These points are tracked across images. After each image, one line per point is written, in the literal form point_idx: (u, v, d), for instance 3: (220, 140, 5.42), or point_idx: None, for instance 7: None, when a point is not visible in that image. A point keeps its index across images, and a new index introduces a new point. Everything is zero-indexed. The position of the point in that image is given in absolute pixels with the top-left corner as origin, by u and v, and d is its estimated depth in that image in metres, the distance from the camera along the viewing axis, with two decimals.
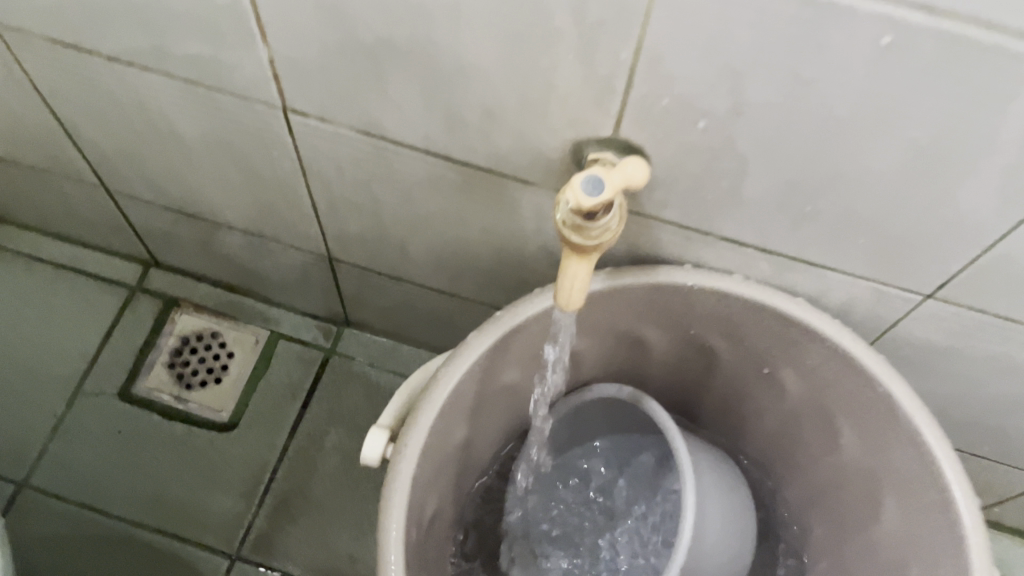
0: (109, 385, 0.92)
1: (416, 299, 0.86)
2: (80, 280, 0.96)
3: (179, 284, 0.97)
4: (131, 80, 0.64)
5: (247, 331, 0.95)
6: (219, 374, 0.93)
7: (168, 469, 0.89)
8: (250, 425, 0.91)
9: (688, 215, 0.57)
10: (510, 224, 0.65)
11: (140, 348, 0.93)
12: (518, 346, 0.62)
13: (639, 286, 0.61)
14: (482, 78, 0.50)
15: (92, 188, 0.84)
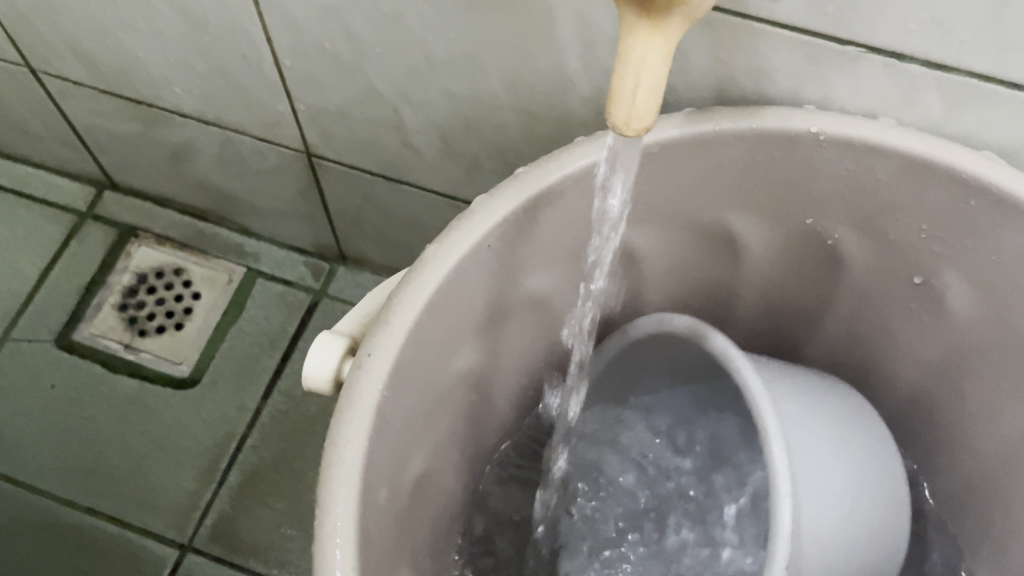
0: (46, 331, 0.74)
1: (423, 216, 0.66)
2: (23, 206, 0.79)
3: (139, 210, 0.79)
4: None
5: (218, 268, 0.76)
6: (180, 319, 0.74)
7: (110, 434, 0.70)
8: (214, 382, 0.72)
9: (818, 9, 0.36)
10: (542, 60, 0.45)
11: (86, 286, 0.75)
12: (552, 230, 0.42)
13: (735, 135, 0.40)
14: None
15: (17, 74, 0.67)
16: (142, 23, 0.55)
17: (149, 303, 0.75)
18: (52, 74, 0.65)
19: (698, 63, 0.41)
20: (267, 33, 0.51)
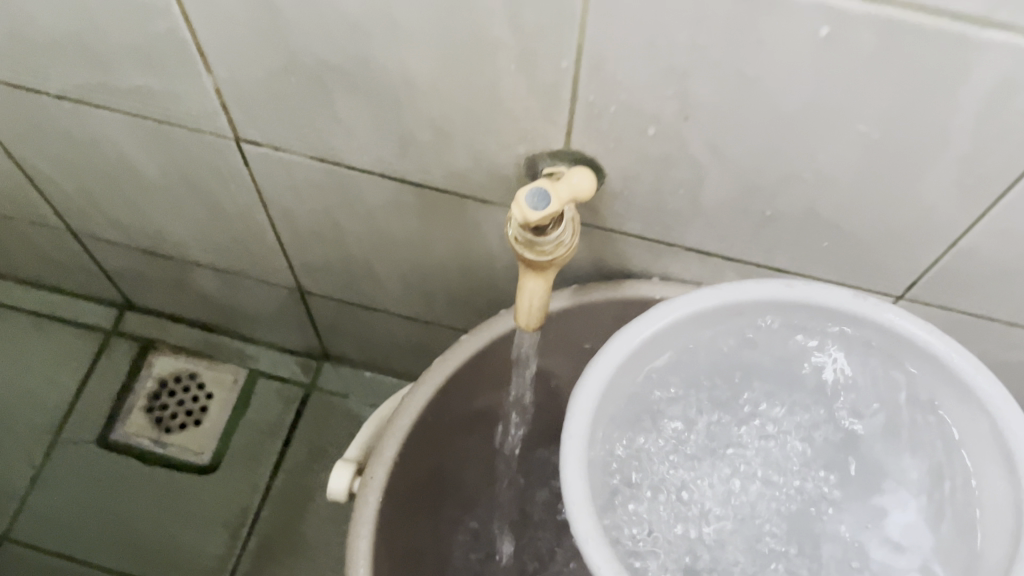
0: (86, 433, 0.90)
1: (391, 327, 0.84)
2: (57, 326, 0.95)
3: (156, 325, 0.96)
4: (82, 116, 0.62)
5: (225, 370, 0.94)
6: (199, 417, 0.91)
7: (148, 513, 0.87)
8: (231, 464, 0.89)
9: (650, 227, 0.56)
10: (476, 245, 0.64)
11: (117, 392, 0.92)
12: (486, 370, 0.60)
13: (604, 301, 0.59)
14: (426, 96, 0.49)
15: (58, 230, 0.83)
16: (172, 207, 0.72)
17: (172, 404, 0.92)
18: (88, 231, 0.82)
19: (581, 252, 0.60)
20: (272, 216, 0.69)
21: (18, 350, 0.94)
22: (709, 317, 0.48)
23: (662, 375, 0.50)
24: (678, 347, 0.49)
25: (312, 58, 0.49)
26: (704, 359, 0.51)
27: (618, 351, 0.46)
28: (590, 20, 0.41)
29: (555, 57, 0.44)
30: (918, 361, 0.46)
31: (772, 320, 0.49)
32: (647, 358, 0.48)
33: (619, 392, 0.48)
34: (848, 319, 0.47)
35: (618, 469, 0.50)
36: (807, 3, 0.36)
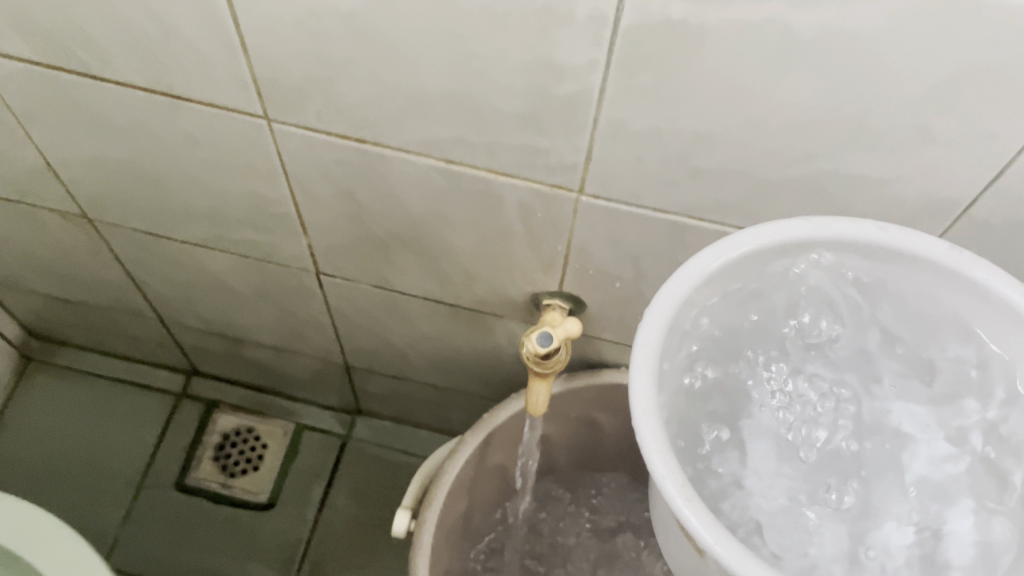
0: (165, 479, 1.10)
1: (416, 392, 1.05)
2: (137, 392, 1.16)
3: (218, 388, 1.17)
4: (196, 254, 0.83)
5: (277, 424, 1.15)
6: (257, 463, 1.12)
7: (220, 544, 1.07)
8: (284, 503, 1.10)
9: (618, 337, 0.78)
10: (490, 343, 0.86)
11: (189, 445, 1.13)
12: (502, 437, 0.81)
13: (588, 385, 0.81)
14: (464, 256, 0.71)
15: (146, 322, 1.03)
16: (250, 310, 0.92)
17: (234, 454, 1.13)
18: (172, 323, 1.02)
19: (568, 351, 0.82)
20: (332, 318, 0.90)
21: (105, 412, 1.14)
22: (800, 245, 0.49)
23: (736, 299, 0.52)
24: (758, 275, 0.51)
25: (383, 232, 0.70)
26: (780, 285, 0.52)
27: (701, 266, 0.47)
28: (578, 227, 0.63)
29: (554, 243, 0.66)
30: (978, 306, 0.48)
31: (849, 259, 0.50)
32: (724, 282, 0.49)
33: (694, 311, 0.49)
34: (932, 266, 0.48)
35: (682, 388, 0.51)
36: (713, 229, 0.59)
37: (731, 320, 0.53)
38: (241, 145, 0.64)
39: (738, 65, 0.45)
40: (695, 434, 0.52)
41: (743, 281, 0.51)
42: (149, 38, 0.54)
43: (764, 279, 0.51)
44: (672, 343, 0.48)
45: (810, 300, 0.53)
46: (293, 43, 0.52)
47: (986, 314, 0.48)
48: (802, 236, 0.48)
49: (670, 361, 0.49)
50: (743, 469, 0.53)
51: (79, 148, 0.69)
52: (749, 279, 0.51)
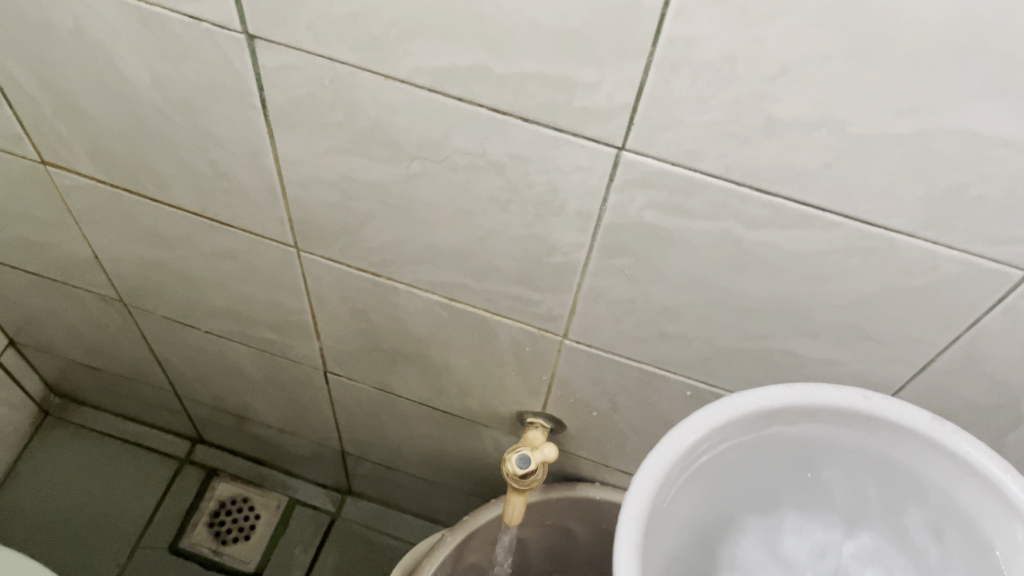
0: (160, 541, 1.16)
1: (405, 481, 1.11)
2: (144, 455, 1.23)
3: (220, 457, 1.24)
4: (217, 343, 0.90)
5: (271, 497, 1.21)
6: (248, 533, 1.18)
7: None
8: (270, 573, 1.15)
9: (594, 456, 0.84)
10: (477, 447, 0.92)
11: (186, 509, 1.19)
12: (478, 538, 0.87)
13: (563, 497, 0.86)
14: (458, 373, 0.78)
15: (160, 392, 1.11)
16: (260, 393, 1.00)
17: (228, 521, 1.19)
18: (185, 396, 1.09)
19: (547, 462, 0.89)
20: (335, 409, 0.97)
21: (112, 471, 1.21)
22: (782, 415, 0.50)
23: (721, 469, 0.52)
24: (747, 443, 0.51)
25: (388, 345, 0.78)
26: (776, 445, 0.52)
27: (684, 437, 0.48)
28: (563, 363, 0.70)
29: (540, 372, 0.73)
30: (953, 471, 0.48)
31: (829, 429, 0.51)
32: (715, 443, 0.49)
33: (679, 484, 0.49)
34: (919, 439, 0.48)
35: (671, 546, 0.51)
36: (681, 380, 0.67)
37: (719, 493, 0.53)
38: (270, 265, 0.72)
39: (700, 262, 0.53)
40: None
41: (734, 446, 0.51)
42: (203, 177, 0.63)
43: (752, 449, 0.52)
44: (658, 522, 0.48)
45: (803, 473, 0.54)
46: (327, 196, 0.60)
47: (969, 483, 0.48)
48: (782, 405, 0.49)
49: (656, 540, 0.49)
50: None
51: (127, 249, 0.78)
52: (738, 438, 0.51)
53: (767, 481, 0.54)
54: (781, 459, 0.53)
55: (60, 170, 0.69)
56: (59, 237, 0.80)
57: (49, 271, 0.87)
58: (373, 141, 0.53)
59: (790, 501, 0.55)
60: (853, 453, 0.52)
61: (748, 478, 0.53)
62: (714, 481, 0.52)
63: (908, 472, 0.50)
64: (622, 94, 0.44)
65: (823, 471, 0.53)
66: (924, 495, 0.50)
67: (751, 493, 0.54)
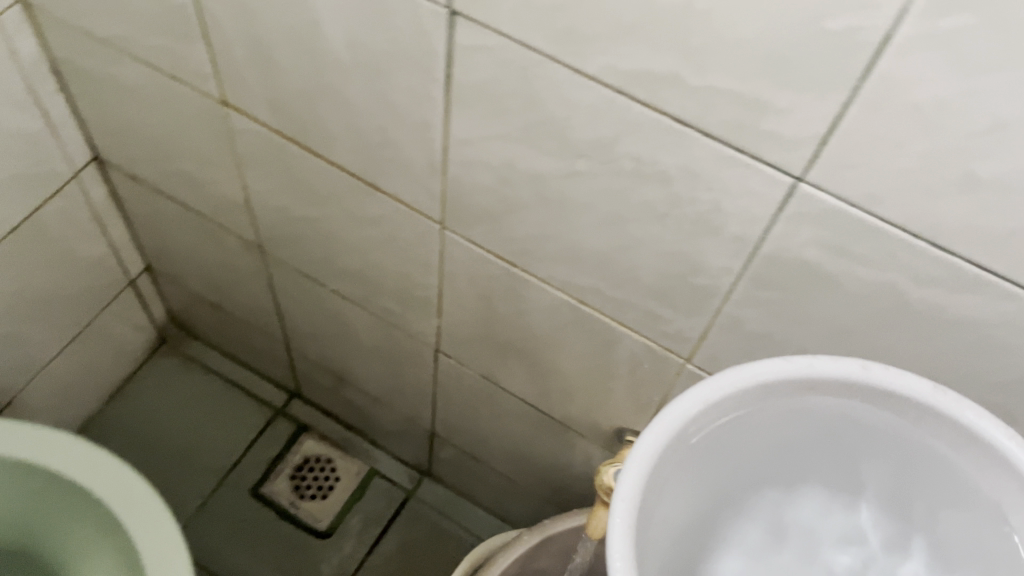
0: (243, 482, 1.20)
1: (485, 474, 1.12)
2: (243, 397, 1.28)
3: (313, 414, 1.27)
4: (339, 304, 0.93)
5: (353, 463, 1.24)
6: (326, 493, 1.21)
7: (273, 555, 1.15)
8: (339, 536, 1.18)
9: None
10: (567, 455, 0.92)
11: (273, 458, 1.23)
12: (553, 545, 0.87)
13: None
14: (568, 377, 0.78)
15: (270, 341, 1.15)
16: (365, 360, 1.02)
17: (309, 478, 1.22)
18: (293, 349, 1.13)
19: None
20: (434, 390, 0.98)
21: (211, 407, 1.26)
22: (777, 387, 0.47)
23: (714, 450, 0.49)
24: (738, 422, 0.49)
25: (505, 336, 0.79)
26: (767, 425, 0.50)
27: (676, 415, 0.45)
28: (678, 385, 0.69)
29: (652, 392, 0.72)
30: (959, 439, 0.46)
31: (826, 407, 0.48)
32: (704, 423, 0.47)
33: (671, 468, 0.47)
34: (931, 416, 0.46)
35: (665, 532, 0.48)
36: None
37: (707, 482, 0.50)
38: (411, 236, 0.74)
39: (853, 309, 0.52)
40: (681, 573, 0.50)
41: (725, 424, 0.48)
42: (368, 140, 0.65)
43: (723, 444, 0.49)
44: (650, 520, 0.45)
45: (799, 454, 0.51)
46: (483, 179, 0.61)
47: (974, 452, 0.46)
48: (779, 376, 0.46)
49: (647, 532, 0.46)
50: None
51: (277, 198, 0.81)
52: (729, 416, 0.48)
53: (758, 464, 0.51)
54: (768, 441, 0.50)
55: (235, 112, 0.73)
56: (216, 176, 0.85)
57: (199, 207, 0.92)
58: (544, 132, 0.54)
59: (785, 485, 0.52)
60: (847, 426, 0.49)
61: (736, 461, 0.51)
62: (705, 463, 0.49)
63: (913, 448, 0.48)
64: (815, 124, 0.43)
65: (812, 446, 0.51)
66: (934, 471, 0.48)
67: (746, 475, 0.51)
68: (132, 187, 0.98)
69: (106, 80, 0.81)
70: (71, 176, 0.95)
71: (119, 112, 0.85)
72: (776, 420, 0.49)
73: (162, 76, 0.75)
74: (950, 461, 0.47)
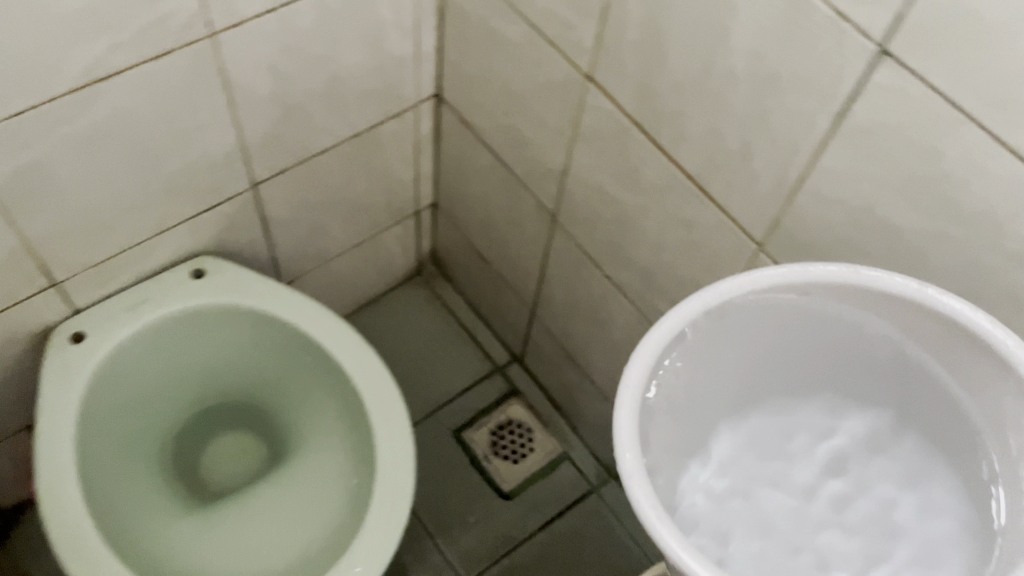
0: (448, 422, 1.28)
1: None
2: (470, 345, 1.36)
3: (526, 382, 1.33)
4: (609, 292, 0.97)
5: (549, 441, 1.28)
6: (517, 458, 1.26)
7: (455, 496, 1.22)
8: (518, 503, 1.22)
9: None
10: None
11: (480, 409, 1.30)
12: None
13: None
14: None
15: (518, 302, 1.22)
16: (606, 349, 1.06)
17: (506, 439, 1.27)
18: (537, 317, 1.19)
19: None
20: None
21: (441, 345, 1.35)
22: (772, 292, 0.52)
23: (705, 349, 0.54)
24: (721, 318, 0.53)
25: None
26: (728, 322, 0.53)
27: (687, 312, 0.49)
28: None
29: None
30: (930, 325, 0.50)
31: (775, 301, 0.53)
32: (699, 323, 0.51)
33: (669, 361, 0.51)
34: (844, 290, 0.51)
35: (663, 419, 0.53)
36: None
37: (715, 366, 0.56)
38: (719, 250, 0.76)
39: None
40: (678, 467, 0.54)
41: (712, 324, 0.52)
42: (724, 150, 0.68)
43: (694, 341, 0.53)
44: (656, 395, 0.51)
45: (765, 345, 0.57)
46: (831, 218, 0.62)
47: (982, 359, 0.49)
48: (778, 283, 0.51)
49: (649, 418, 0.50)
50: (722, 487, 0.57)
51: (597, 177, 0.86)
52: (722, 317, 0.52)
53: (728, 357, 0.56)
54: (733, 338, 0.55)
55: (597, 90, 0.78)
56: (546, 141, 0.91)
57: (514, 163, 1.00)
58: (927, 191, 0.54)
59: (727, 372, 0.57)
60: (825, 317, 0.55)
61: (712, 359, 0.55)
62: (687, 362, 0.53)
63: (821, 313, 0.54)
64: None
65: (814, 345, 0.57)
66: (857, 330, 0.55)
67: (720, 368, 0.57)
68: (459, 128, 1.07)
69: (484, 30, 0.89)
70: (413, 105, 1.05)
71: (481, 60, 0.93)
72: (744, 319, 0.54)
73: (541, 39, 0.82)
74: (948, 364, 0.52)
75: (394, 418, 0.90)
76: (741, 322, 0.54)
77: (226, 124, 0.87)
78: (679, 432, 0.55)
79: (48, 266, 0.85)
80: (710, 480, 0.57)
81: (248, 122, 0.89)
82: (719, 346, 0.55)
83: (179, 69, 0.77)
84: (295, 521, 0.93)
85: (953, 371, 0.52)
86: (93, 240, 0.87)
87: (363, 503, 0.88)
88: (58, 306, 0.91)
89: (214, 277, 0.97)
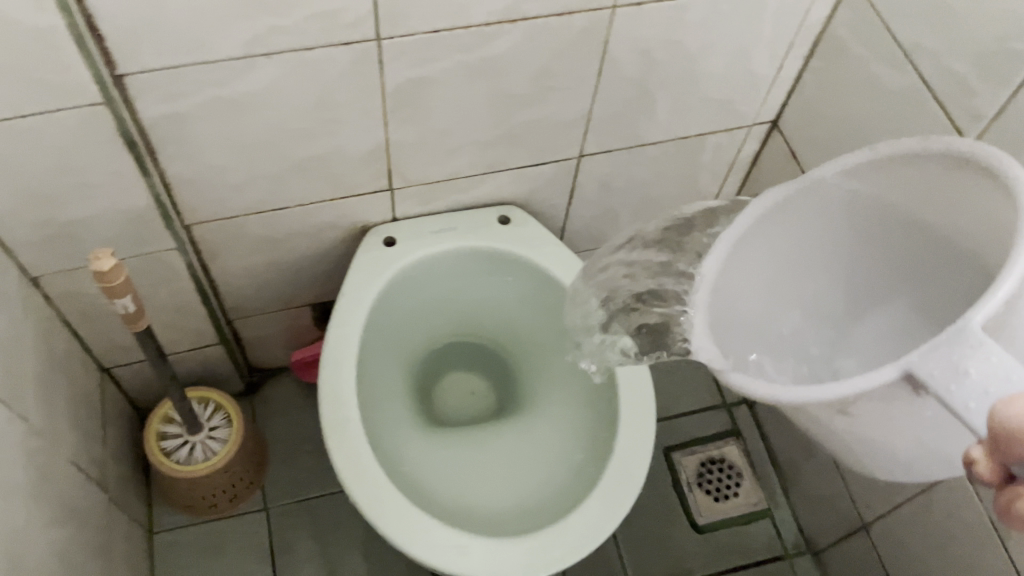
0: (664, 438, 1.30)
1: None
2: (705, 373, 1.38)
3: (750, 428, 1.32)
4: None
5: (756, 492, 1.26)
6: (719, 497, 1.25)
7: (649, 509, 1.23)
8: (708, 540, 1.21)
9: None
10: None
11: (696, 437, 1.31)
12: None
13: None
14: None
15: None
16: None
17: (713, 475, 1.27)
18: None
19: None
20: (913, 491, 0.97)
21: (678, 363, 1.38)
22: (819, 184, 0.67)
23: (809, 246, 0.69)
24: (803, 220, 0.69)
25: None
26: (814, 214, 0.68)
27: (754, 213, 0.68)
28: None
29: None
30: (921, 160, 0.59)
31: (833, 194, 0.67)
32: (773, 221, 0.69)
33: (760, 257, 0.69)
34: (858, 164, 0.64)
35: (768, 305, 0.69)
36: None
37: (838, 262, 0.69)
38: None
39: None
40: (793, 335, 0.70)
41: (800, 223, 0.69)
42: None
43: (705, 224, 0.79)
44: (750, 270, 0.69)
45: (867, 243, 0.68)
46: None
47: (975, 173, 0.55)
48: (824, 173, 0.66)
49: (745, 294, 0.69)
50: (847, 365, 0.69)
51: None
52: (798, 219, 0.69)
53: (843, 265, 0.69)
54: (831, 241, 0.69)
55: None
56: None
57: None
58: None
59: (847, 272, 0.69)
60: (877, 200, 0.65)
61: (827, 263, 0.70)
62: (795, 259, 0.70)
63: (873, 193, 0.65)
64: None
65: (880, 230, 0.66)
66: (902, 207, 0.64)
67: (837, 268, 0.69)
68: (784, 160, 1.07)
69: (862, 72, 0.88)
70: (748, 125, 1.06)
71: (842, 100, 0.93)
72: (824, 212, 0.68)
73: (927, 96, 0.80)
74: (958, 206, 0.58)
75: (642, 417, 0.91)
76: (833, 221, 0.68)
77: (586, 93, 0.92)
78: (805, 327, 0.70)
79: (394, 173, 0.94)
80: (840, 358, 0.69)
81: (604, 97, 0.93)
82: (822, 245, 0.69)
83: (573, 32, 0.82)
84: (516, 475, 0.95)
85: (961, 221, 0.59)
86: (436, 162, 0.95)
87: (589, 484, 0.89)
88: (384, 210, 1.00)
89: (517, 226, 1.03)
